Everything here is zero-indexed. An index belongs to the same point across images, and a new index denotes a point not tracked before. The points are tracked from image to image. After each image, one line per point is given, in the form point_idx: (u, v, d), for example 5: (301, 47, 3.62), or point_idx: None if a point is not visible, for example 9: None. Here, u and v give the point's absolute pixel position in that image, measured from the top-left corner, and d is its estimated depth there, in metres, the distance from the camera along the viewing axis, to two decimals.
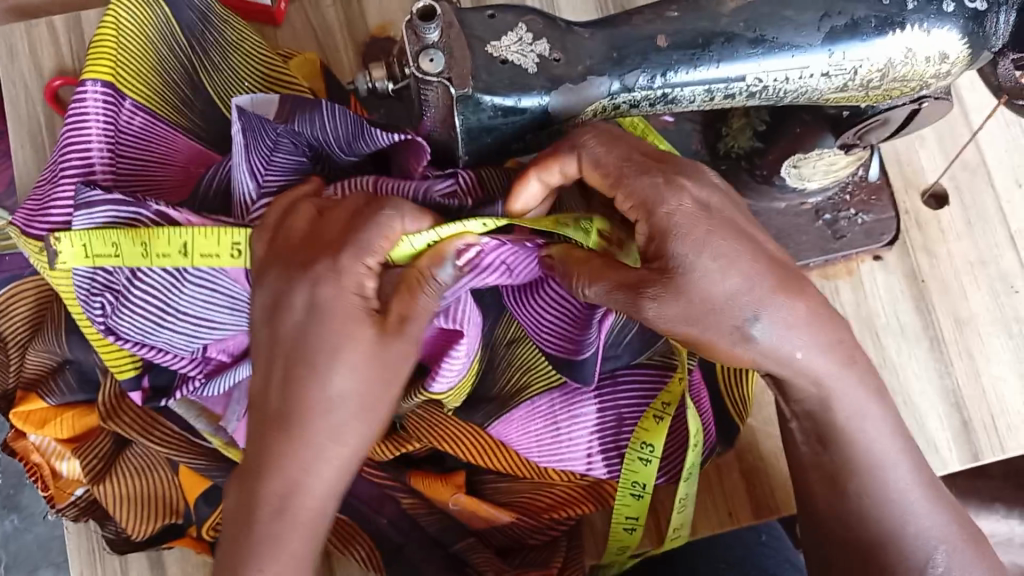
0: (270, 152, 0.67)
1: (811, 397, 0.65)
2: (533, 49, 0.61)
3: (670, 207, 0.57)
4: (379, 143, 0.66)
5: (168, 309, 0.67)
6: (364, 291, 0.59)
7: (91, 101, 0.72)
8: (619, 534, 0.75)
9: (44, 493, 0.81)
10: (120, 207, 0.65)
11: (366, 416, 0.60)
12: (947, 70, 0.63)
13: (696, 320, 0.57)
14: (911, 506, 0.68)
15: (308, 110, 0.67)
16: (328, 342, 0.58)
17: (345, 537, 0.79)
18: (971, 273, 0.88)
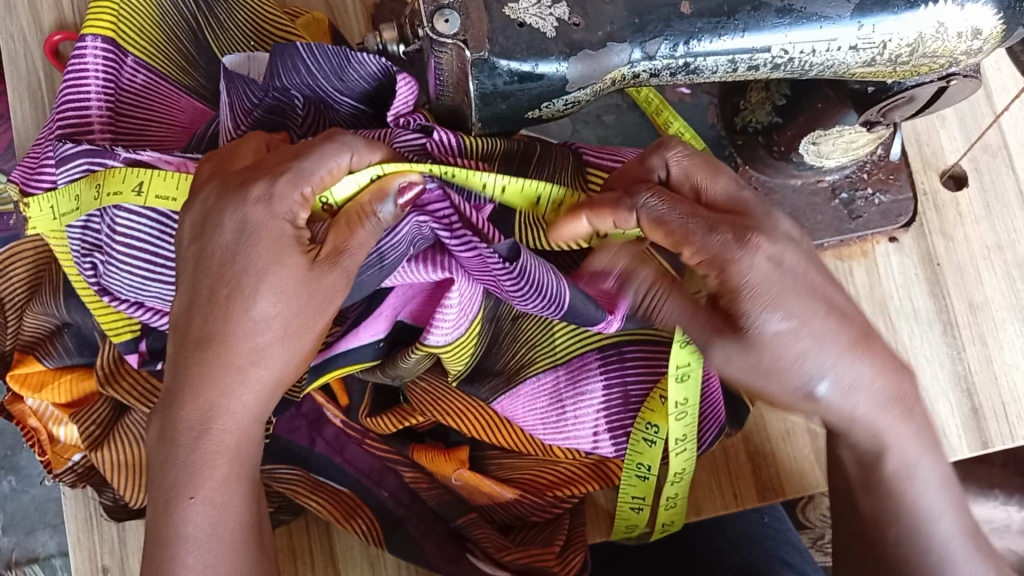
0: (254, 106, 0.67)
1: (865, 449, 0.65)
2: (553, 12, 0.58)
3: (742, 267, 0.55)
4: (366, 66, 0.65)
5: (156, 263, 0.66)
6: (296, 220, 0.58)
7: (90, 58, 0.70)
8: (627, 515, 0.76)
9: (40, 458, 0.79)
10: (89, 160, 0.64)
11: (292, 341, 0.59)
12: (978, 47, 0.61)
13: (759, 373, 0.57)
14: (949, 552, 0.65)
15: (281, 58, 0.64)
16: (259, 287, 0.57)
17: (348, 509, 0.77)
18: (988, 258, 0.87)
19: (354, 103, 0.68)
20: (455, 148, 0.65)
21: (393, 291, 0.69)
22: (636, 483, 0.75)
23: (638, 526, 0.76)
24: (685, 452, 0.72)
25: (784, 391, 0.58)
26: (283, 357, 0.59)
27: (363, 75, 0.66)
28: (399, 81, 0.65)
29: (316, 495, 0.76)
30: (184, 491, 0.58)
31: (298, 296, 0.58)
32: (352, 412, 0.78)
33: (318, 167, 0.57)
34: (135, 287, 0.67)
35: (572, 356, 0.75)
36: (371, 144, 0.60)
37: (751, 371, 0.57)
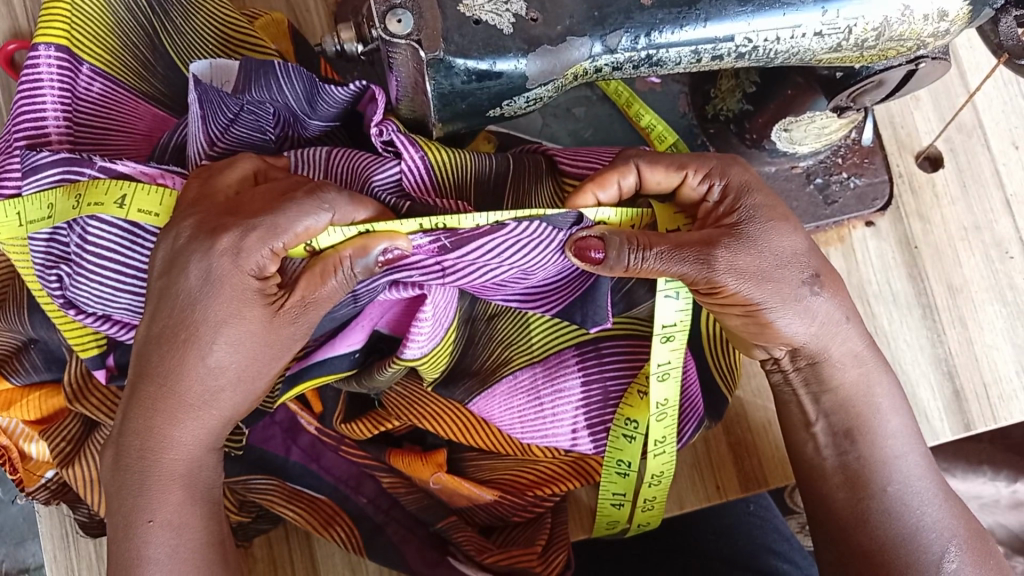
0: (227, 123, 0.64)
1: (846, 384, 0.69)
2: (508, 8, 0.56)
3: (736, 172, 0.63)
4: (337, 98, 0.63)
5: (127, 272, 0.64)
6: (264, 272, 0.56)
7: (45, 66, 0.67)
8: (609, 510, 0.75)
9: (12, 476, 0.78)
10: (65, 169, 0.62)
11: (248, 386, 0.59)
12: (945, 28, 0.60)
13: (763, 275, 0.61)
14: (924, 500, 0.70)
15: (258, 76, 0.63)
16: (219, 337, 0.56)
17: (326, 518, 0.75)
18: (965, 239, 0.86)
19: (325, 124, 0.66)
20: (428, 172, 0.63)
21: (369, 305, 0.66)
22: (620, 483, 0.74)
23: (620, 520, 0.76)
24: (664, 455, 0.72)
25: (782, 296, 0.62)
26: (237, 400, 0.60)
27: (333, 104, 0.64)
28: (371, 95, 0.63)
29: (293, 505, 0.75)
30: (144, 515, 0.60)
31: (254, 347, 0.58)
32: (326, 420, 0.76)
33: (290, 228, 0.54)
34: (102, 300, 0.65)
35: (548, 354, 0.74)
36: (355, 201, 0.57)
37: (755, 275, 0.60)
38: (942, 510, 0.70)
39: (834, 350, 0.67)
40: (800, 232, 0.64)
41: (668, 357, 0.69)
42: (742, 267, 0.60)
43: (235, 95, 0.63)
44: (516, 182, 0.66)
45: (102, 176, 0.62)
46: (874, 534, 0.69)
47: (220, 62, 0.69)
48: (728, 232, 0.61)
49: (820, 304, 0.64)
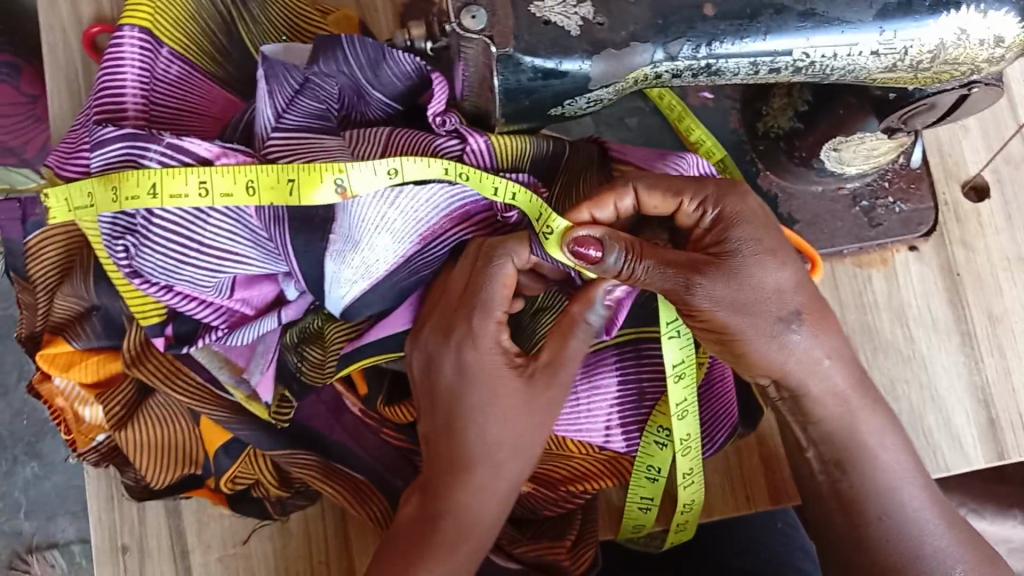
0: (294, 93, 0.66)
1: (831, 418, 0.69)
2: (577, 11, 0.59)
3: (734, 203, 0.63)
4: (400, 65, 0.67)
5: (192, 243, 0.65)
6: (503, 344, 0.66)
7: (128, 47, 0.71)
8: (636, 513, 0.78)
9: (66, 436, 0.82)
10: (129, 145, 0.64)
11: (523, 454, 0.67)
12: (1001, 54, 0.62)
13: (741, 307, 0.62)
14: (926, 525, 0.70)
15: (326, 47, 0.66)
16: (473, 386, 0.65)
17: (364, 497, 0.78)
18: (1008, 270, 0.87)
19: (388, 102, 0.70)
20: (488, 156, 0.68)
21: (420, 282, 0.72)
22: (654, 493, 0.77)
23: (646, 523, 0.79)
24: (692, 485, 0.75)
25: (757, 332, 0.63)
26: (519, 463, 0.67)
27: (397, 74, 0.68)
28: (434, 81, 0.67)
29: (330, 483, 0.77)
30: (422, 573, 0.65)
31: (511, 403, 0.65)
32: (370, 402, 0.77)
33: (494, 291, 0.64)
34: (168, 270, 0.65)
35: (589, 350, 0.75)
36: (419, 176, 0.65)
37: (734, 308, 0.62)
38: (946, 537, 0.70)
39: (823, 389, 0.67)
40: (792, 268, 0.64)
41: (683, 395, 0.72)
42: (726, 293, 0.62)
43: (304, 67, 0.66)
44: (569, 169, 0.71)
45: (172, 153, 0.64)
46: (875, 556, 0.69)
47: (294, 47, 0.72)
48: (714, 259, 0.62)
49: (798, 341, 0.64)
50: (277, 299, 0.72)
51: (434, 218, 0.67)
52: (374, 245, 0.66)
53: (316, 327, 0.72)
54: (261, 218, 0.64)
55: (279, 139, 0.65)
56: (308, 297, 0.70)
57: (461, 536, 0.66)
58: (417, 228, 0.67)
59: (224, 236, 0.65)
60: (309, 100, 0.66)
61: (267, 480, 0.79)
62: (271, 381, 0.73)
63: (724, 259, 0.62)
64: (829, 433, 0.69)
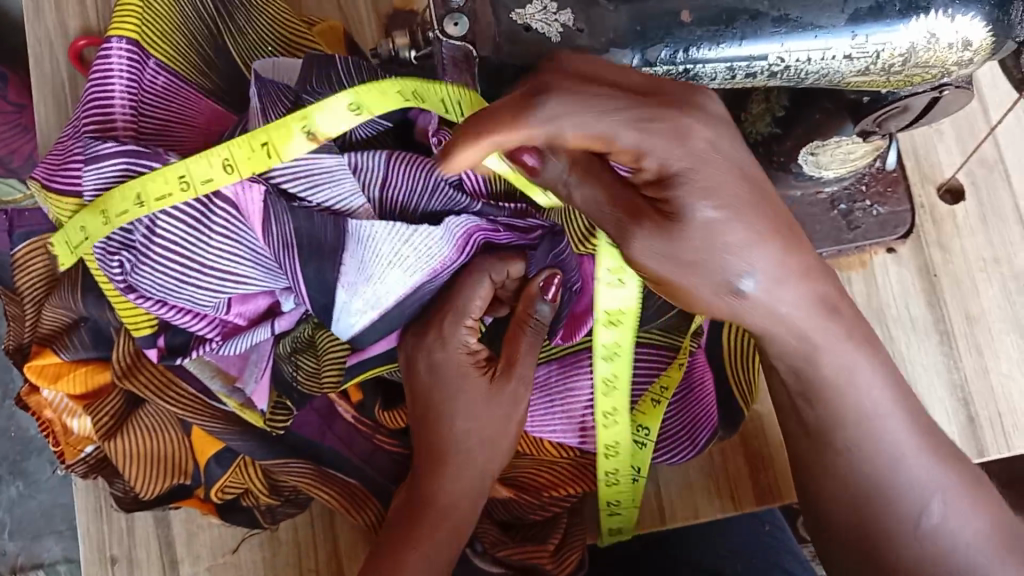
0: (289, 113, 0.66)
1: (794, 354, 0.59)
2: (558, 18, 0.60)
3: (679, 144, 0.48)
4: (394, 88, 0.67)
5: (192, 263, 0.64)
6: (469, 347, 0.72)
7: (115, 58, 0.71)
8: (610, 490, 0.76)
9: (54, 448, 0.82)
10: (128, 161, 0.64)
11: (493, 450, 0.72)
12: (969, 57, 0.64)
13: (677, 264, 0.50)
14: (900, 457, 0.63)
15: None
16: (454, 390, 0.71)
17: (358, 502, 0.78)
18: (984, 270, 0.88)
19: (382, 122, 0.69)
20: (485, 180, 0.67)
21: None
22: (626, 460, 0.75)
23: (628, 520, 0.78)
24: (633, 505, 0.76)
25: (701, 286, 0.52)
26: (487, 459, 0.72)
27: None
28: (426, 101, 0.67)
29: (327, 488, 0.77)
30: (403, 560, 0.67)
31: (480, 402, 0.71)
32: (365, 409, 0.79)
33: (471, 300, 0.69)
34: (165, 288, 0.65)
35: (566, 352, 0.77)
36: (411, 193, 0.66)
37: (673, 263, 0.50)
38: (929, 469, 0.64)
39: (782, 339, 0.58)
40: (755, 226, 0.50)
41: (620, 337, 0.71)
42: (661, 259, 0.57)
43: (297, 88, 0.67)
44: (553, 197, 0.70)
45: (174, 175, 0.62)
46: (850, 484, 0.65)
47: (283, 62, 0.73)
48: (653, 211, 0.50)
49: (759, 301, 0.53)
50: (271, 310, 0.71)
51: (446, 252, 0.67)
52: (386, 279, 0.66)
53: (309, 335, 0.73)
54: (265, 240, 0.64)
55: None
56: (304, 308, 0.71)
57: (444, 524, 0.69)
58: (429, 263, 0.66)
59: (223, 254, 0.64)
60: None
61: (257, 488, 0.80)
62: (265, 389, 0.73)
63: (668, 212, 0.49)
64: (796, 367, 0.60)
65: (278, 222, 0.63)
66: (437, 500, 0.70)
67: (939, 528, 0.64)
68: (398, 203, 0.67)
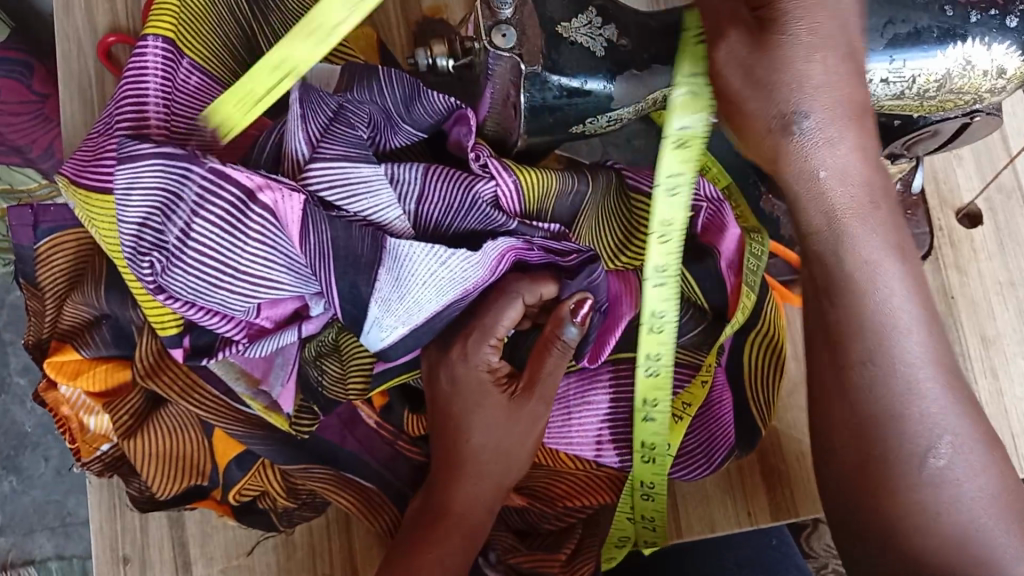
0: (330, 121, 0.65)
1: (820, 230, 0.57)
2: (602, 33, 0.61)
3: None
4: (434, 103, 0.68)
5: (225, 268, 0.62)
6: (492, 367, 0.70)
7: (151, 55, 0.71)
8: (644, 468, 0.75)
9: (70, 445, 0.81)
10: (165, 161, 0.60)
11: (509, 462, 0.71)
12: (1002, 85, 0.65)
13: (758, 85, 0.55)
14: (923, 394, 0.56)
15: (364, 82, 0.68)
16: (473, 407, 0.70)
17: (373, 506, 0.78)
18: (1000, 294, 0.89)
19: (416, 134, 0.70)
20: (519, 195, 0.68)
21: None
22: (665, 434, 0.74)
23: (658, 512, 0.76)
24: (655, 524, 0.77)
25: (762, 117, 0.56)
26: (503, 471, 0.71)
27: (430, 111, 0.68)
28: (464, 116, 0.68)
29: (341, 492, 0.77)
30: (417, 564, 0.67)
31: (501, 419, 0.70)
32: (391, 413, 0.78)
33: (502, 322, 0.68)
34: (197, 290, 0.63)
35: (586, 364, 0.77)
36: (448, 210, 0.66)
37: (747, 81, 0.55)
38: (945, 400, 0.56)
39: (816, 204, 0.57)
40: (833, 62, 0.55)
41: (664, 259, 0.67)
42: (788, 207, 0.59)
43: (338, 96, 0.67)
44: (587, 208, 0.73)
45: (214, 178, 0.60)
46: (856, 401, 0.57)
47: (320, 68, 0.74)
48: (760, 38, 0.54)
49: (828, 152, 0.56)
50: (298, 312, 0.69)
51: (481, 273, 0.66)
52: (416, 296, 0.65)
53: (333, 340, 0.72)
54: (302, 249, 0.62)
55: (320, 161, 0.62)
56: (332, 313, 0.69)
57: (459, 530, 0.69)
58: (463, 284, 0.66)
59: (257, 260, 0.62)
60: (344, 127, 0.65)
61: (273, 491, 0.79)
62: (292, 393, 0.72)
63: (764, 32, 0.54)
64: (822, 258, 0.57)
65: (316, 231, 0.62)
66: (451, 508, 0.69)
67: (952, 468, 0.56)
68: (432, 218, 0.66)
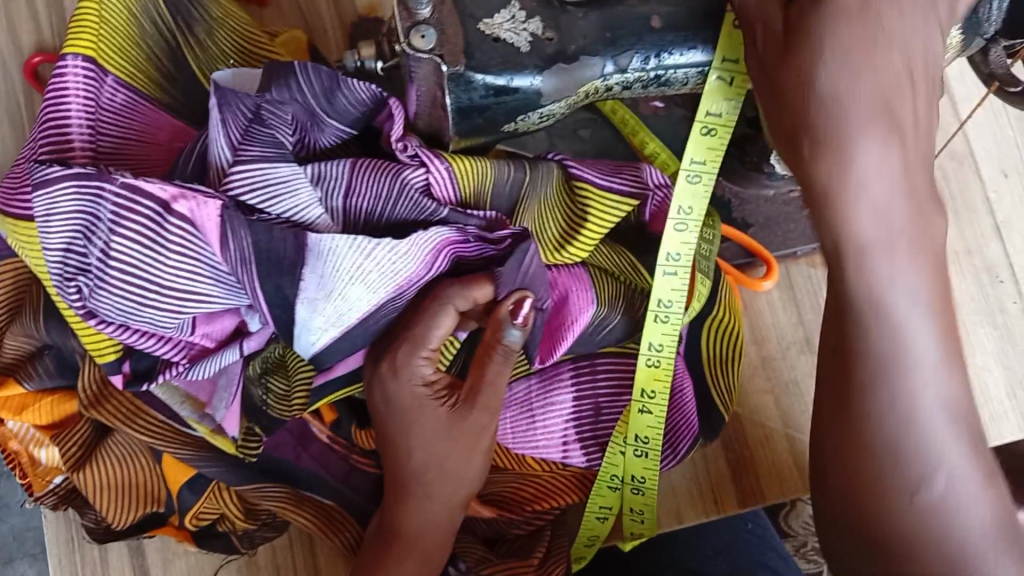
0: (249, 123, 0.63)
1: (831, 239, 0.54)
2: (526, 27, 0.59)
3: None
4: (356, 93, 0.66)
5: (151, 287, 0.61)
6: (430, 382, 0.67)
7: (71, 76, 0.68)
8: (635, 463, 0.75)
9: (22, 480, 0.79)
10: (77, 183, 0.58)
11: (454, 480, 0.69)
12: (939, 56, 0.64)
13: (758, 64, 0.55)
14: (926, 413, 0.55)
15: (281, 78, 0.65)
16: (412, 427, 0.67)
17: (335, 524, 0.76)
18: (957, 263, 0.89)
19: (344, 129, 0.68)
20: (453, 183, 0.67)
21: None
22: (661, 427, 0.74)
23: (649, 506, 0.76)
24: (640, 519, 0.76)
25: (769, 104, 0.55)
26: (451, 490, 0.69)
27: (353, 102, 0.66)
28: (390, 106, 0.66)
29: (301, 511, 0.76)
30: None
31: (444, 438, 0.68)
32: (341, 429, 0.77)
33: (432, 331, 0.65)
34: (126, 311, 0.62)
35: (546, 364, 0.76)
36: (377, 200, 0.65)
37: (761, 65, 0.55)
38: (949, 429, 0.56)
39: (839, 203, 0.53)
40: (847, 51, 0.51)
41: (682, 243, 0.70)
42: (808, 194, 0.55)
43: (257, 96, 0.64)
44: (527, 196, 0.70)
45: (125, 194, 0.58)
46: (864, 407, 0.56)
47: (242, 72, 0.71)
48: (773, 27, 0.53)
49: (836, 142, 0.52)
50: (237, 330, 0.68)
51: (416, 266, 0.63)
52: (346, 293, 0.62)
53: (278, 356, 0.70)
54: (224, 256, 0.60)
55: (239, 168, 0.61)
56: (270, 330, 0.67)
57: (412, 552, 0.69)
58: (396, 279, 0.63)
59: (183, 275, 0.61)
60: (264, 127, 0.64)
61: (233, 513, 0.77)
62: (236, 416, 0.71)
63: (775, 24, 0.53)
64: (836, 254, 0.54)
65: (235, 237, 0.59)
66: (402, 532, 0.69)
67: (946, 502, 0.56)
68: (363, 210, 0.65)
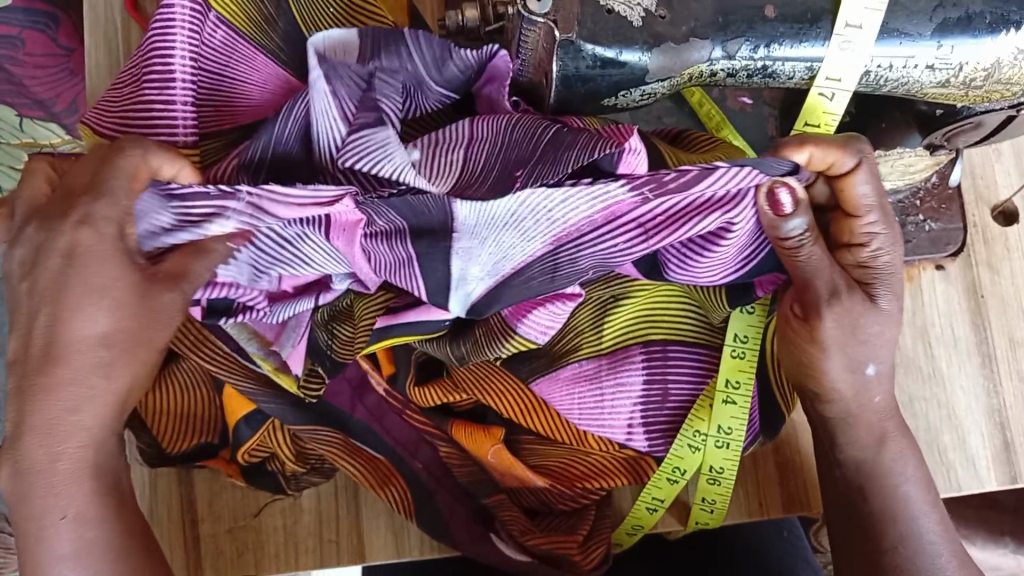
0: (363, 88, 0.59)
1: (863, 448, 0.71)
2: (640, 3, 0.59)
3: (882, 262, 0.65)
4: (468, 63, 0.62)
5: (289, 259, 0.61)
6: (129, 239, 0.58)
7: (179, 11, 0.67)
8: (715, 453, 0.74)
9: None
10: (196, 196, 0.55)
11: (136, 350, 0.60)
12: None
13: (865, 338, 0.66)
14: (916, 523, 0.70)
15: (392, 45, 0.62)
16: (76, 239, 0.57)
17: (383, 477, 0.78)
18: None
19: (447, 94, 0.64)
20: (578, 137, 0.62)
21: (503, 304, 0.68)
22: (744, 417, 0.73)
23: (721, 496, 0.77)
24: (711, 509, 0.78)
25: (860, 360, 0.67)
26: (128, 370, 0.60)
27: (462, 67, 0.63)
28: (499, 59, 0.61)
29: (354, 462, 0.77)
30: (55, 514, 0.60)
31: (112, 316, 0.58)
32: (397, 382, 0.78)
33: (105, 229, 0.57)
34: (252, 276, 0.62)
35: (615, 347, 0.74)
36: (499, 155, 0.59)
37: (857, 334, 0.65)
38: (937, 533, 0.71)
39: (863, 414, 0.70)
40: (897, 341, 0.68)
41: None
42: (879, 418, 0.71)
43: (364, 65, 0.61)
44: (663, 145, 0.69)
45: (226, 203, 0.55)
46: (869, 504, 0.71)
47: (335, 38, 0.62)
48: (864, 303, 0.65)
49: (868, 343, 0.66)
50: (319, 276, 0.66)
51: (574, 219, 0.57)
52: (502, 241, 0.59)
53: (347, 304, 0.70)
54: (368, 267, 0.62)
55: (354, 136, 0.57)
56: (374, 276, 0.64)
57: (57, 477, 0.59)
58: (551, 229, 0.58)
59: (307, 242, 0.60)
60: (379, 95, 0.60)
61: (283, 452, 0.78)
62: (300, 356, 0.70)
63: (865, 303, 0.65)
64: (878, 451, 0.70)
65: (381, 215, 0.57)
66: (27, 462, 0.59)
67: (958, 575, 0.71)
68: (480, 160, 0.59)
